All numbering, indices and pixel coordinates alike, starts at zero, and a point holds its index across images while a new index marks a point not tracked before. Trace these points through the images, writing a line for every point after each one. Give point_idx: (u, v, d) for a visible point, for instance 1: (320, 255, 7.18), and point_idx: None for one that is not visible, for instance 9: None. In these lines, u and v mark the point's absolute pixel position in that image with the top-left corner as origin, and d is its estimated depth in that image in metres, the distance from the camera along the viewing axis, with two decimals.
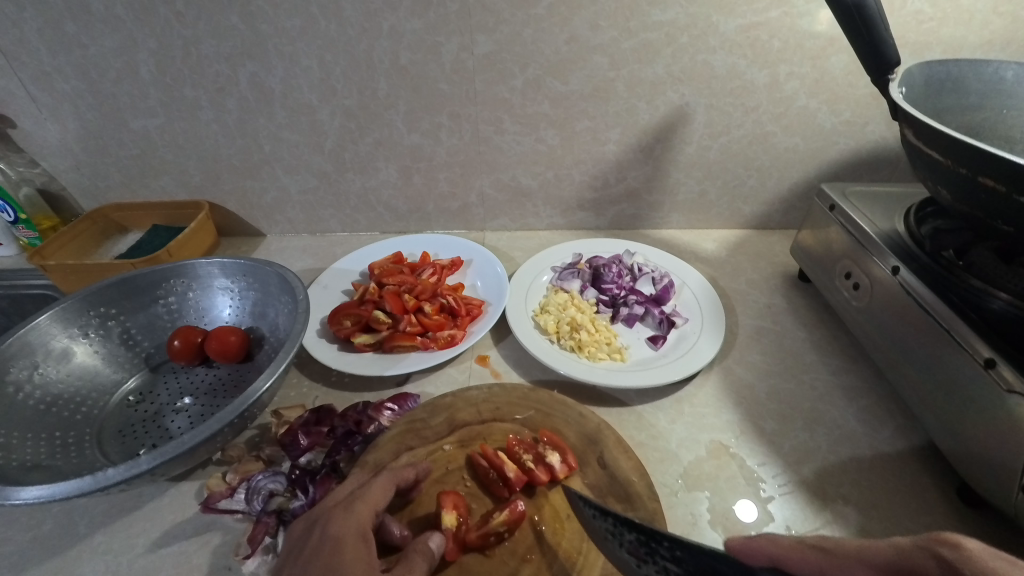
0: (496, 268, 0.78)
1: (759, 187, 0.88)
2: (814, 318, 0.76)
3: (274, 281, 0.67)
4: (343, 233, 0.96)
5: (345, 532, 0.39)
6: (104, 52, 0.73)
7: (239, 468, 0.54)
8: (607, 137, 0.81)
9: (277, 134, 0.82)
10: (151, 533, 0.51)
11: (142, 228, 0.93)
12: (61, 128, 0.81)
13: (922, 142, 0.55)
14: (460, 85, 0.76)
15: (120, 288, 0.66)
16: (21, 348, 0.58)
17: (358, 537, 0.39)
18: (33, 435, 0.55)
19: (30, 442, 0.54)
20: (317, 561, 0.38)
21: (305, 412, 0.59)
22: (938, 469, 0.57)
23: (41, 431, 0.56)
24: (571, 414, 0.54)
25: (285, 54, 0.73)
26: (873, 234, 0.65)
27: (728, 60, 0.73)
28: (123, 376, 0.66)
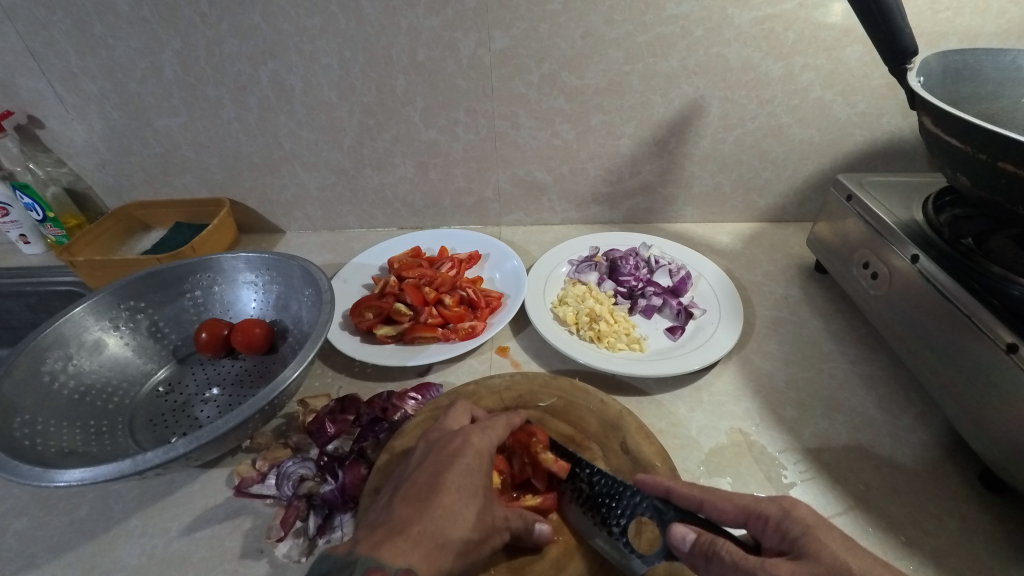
0: (513, 261, 0.79)
1: (774, 180, 0.88)
2: (831, 308, 0.76)
3: (298, 274, 0.68)
4: (360, 229, 0.97)
5: (484, 446, 0.45)
6: (130, 52, 0.75)
7: (268, 454, 0.55)
8: (621, 131, 0.82)
9: (297, 132, 0.83)
10: (184, 517, 0.52)
11: (165, 226, 0.94)
12: (87, 128, 0.83)
13: (941, 129, 0.55)
14: (476, 81, 0.77)
15: (148, 281, 0.67)
16: (57, 339, 0.59)
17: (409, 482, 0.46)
18: (69, 423, 0.57)
19: (66, 430, 0.56)
20: (452, 459, 0.43)
21: (330, 401, 0.60)
22: (959, 455, 0.57)
23: (76, 419, 0.58)
24: (592, 401, 0.55)
25: (305, 52, 0.74)
26: (891, 223, 0.65)
27: (742, 53, 0.73)
28: (152, 368, 0.68)
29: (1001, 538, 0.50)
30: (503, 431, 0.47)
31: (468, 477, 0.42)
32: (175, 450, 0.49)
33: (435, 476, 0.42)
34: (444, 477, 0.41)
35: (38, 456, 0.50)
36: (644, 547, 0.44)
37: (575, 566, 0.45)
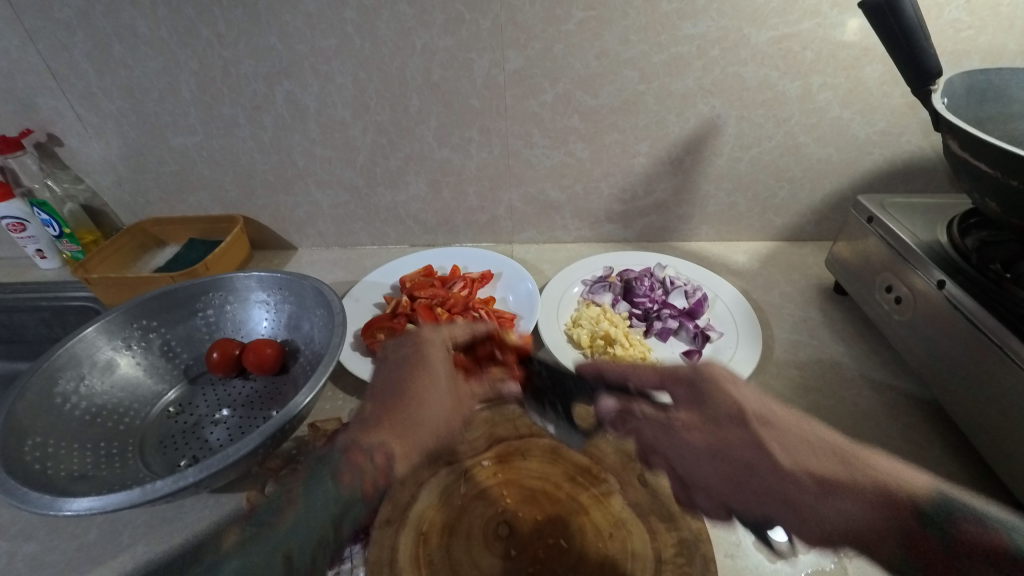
0: (526, 282, 0.78)
1: (791, 199, 0.87)
2: (852, 332, 0.74)
3: (310, 295, 0.68)
4: (372, 246, 0.97)
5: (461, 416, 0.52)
6: (147, 73, 0.76)
7: (278, 480, 0.54)
8: (636, 149, 0.81)
9: (310, 150, 0.83)
10: (192, 545, 0.52)
11: (178, 242, 0.95)
12: (105, 146, 0.84)
13: (969, 153, 0.54)
14: (490, 100, 0.77)
15: (161, 300, 0.67)
16: (69, 359, 0.59)
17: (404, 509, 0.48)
18: (79, 446, 0.56)
19: (76, 454, 0.55)
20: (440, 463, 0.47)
21: (341, 425, 0.59)
22: (991, 489, 0.55)
23: (87, 442, 0.57)
24: (609, 431, 0.53)
25: (320, 72, 0.74)
26: (914, 246, 0.63)
27: (759, 72, 0.72)
28: (163, 388, 0.67)
29: None
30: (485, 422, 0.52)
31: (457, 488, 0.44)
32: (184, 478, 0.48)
33: None
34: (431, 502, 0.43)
35: (47, 481, 0.50)
36: None
37: None
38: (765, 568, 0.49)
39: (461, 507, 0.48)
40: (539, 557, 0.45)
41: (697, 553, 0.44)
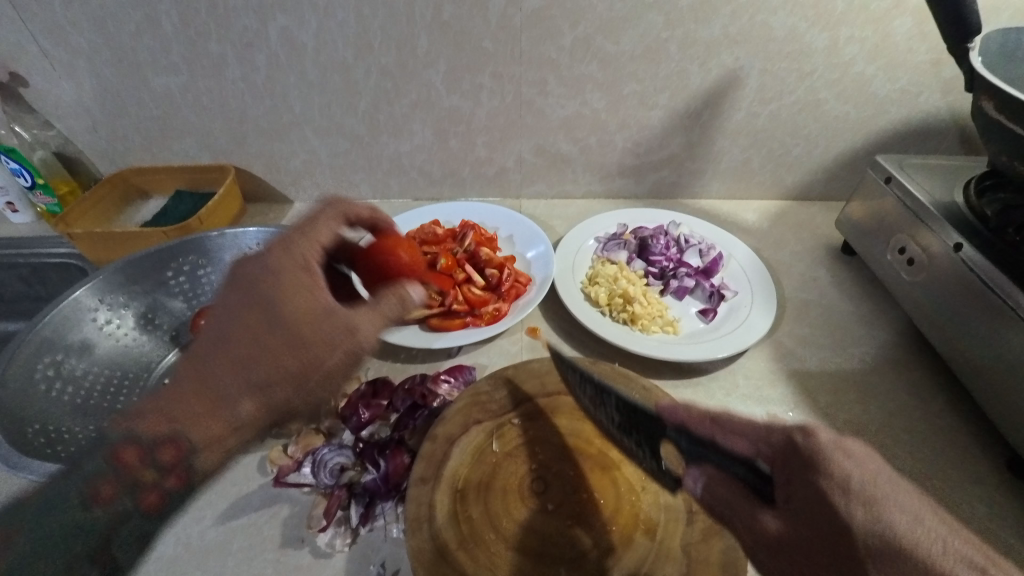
0: (540, 242, 0.76)
1: (804, 157, 0.86)
2: (860, 291, 0.76)
3: (302, 244, 0.65)
4: (373, 199, 0.93)
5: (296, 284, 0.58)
6: (123, 3, 0.68)
7: (301, 441, 0.53)
8: (654, 102, 0.78)
9: (308, 94, 0.78)
10: (218, 506, 0.51)
11: (164, 194, 0.88)
12: (76, 86, 0.76)
13: (1005, 115, 0.53)
14: (504, 43, 0.72)
15: (126, 273, 0.63)
16: (46, 342, 0.57)
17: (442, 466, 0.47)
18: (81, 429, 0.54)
19: (81, 431, 0.53)
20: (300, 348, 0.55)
21: (361, 384, 0.58)
22: (988, 440, 0.58)
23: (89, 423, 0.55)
24: (636, 387, 0.54)
25: (319, 6, 0.68)
26: (930, 206, 0.64)
27: (788, 22, 0.69)
28: (160, 355, 0.64)
29: None
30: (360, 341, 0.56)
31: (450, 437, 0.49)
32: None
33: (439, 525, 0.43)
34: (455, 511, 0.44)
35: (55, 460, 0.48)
36: (696, 536, 0.44)
37: (633, 554, 0.44)
38: None
39: (496, 464, 0.49)
40: (575, 511, 0.46)
41: None
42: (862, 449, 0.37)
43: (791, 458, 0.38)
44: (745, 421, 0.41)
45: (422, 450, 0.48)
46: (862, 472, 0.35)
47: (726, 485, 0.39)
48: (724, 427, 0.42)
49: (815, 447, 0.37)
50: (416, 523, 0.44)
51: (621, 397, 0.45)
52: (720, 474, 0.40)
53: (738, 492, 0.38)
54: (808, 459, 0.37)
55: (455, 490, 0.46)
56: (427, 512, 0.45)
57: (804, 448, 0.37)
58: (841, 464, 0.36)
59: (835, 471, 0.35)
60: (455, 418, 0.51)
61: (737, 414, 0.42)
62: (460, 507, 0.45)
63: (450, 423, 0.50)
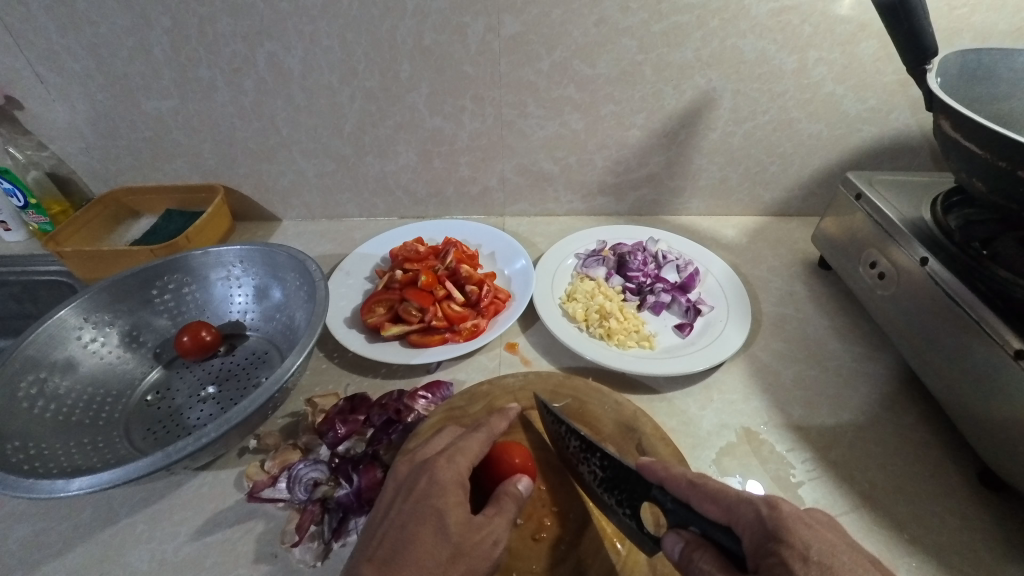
0: (520, 258, 0.77)
1: (781, 174, 0.88)
2: (835, 305, 0.77)
3: (282, 261, 0.67)
4: (361, 217, 0.95)
5: (450, 481, 0.43)
6: (115, 30, 0.70)
7: (278, 457, 0.54)
8: (631, 122, 0.80)
9: (295, 116, 0.80)
10: (193, 521, 0.51)
11: (155, 213, 0.91)
12: (70, 110, 0.79)
13: (960, 134, 0.54)
14: (484, 67, 0.74)
15: (114, 290, 0.64)
16: (35, 359, 0.57)
17: (457, 485, 0.43)
18: (64, 443, 0.54)
19: (63, 447, 0.53)
20: (420, 500, 0.42)
21: (340, 400, 0.59)
22: (960, 453, 0.59)
23: (71, 439, 0.55)
24: (608, 402, 0.56)
25: (304, 33, 0.71)
26: (898, 222, 0.65)
27: (757, 45, 0.72)
28: (143, 372, 0.65)
29: (1000, 535, 0.52)
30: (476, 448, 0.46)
31: (437, 519, 0.41)
32: (168, 457, 0.47)
33: (399, 525, 0.41)
34: (409, 520, 0.41)
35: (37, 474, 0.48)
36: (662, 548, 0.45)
37: (599, 566, 0.45)
38: None
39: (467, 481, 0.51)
40: (544, 524, 0.48)
41: None
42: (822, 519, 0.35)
43: (756, 523, 0.35)
44: (716, 486, 0.38)
45: (440, 471, 0.44)
46: (821, 543, 0.33)
47: (700, 550, 0.36)
48: (699, 492, 0.39)
49: (783, 520, 0.34)
50: (427, 540, 0.40)
51: (608, 455, 0.44)
52: (699, 539, 0.37)
53: (714, 562, 0.35)
54: (770, 530, 0.34)
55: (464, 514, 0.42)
56: (438, 531, 0.40)
57: (767, 518, 0.34)
58: (801, 534, 0.33)
59: (794, 542, 0.33)
60: (473, 443, 0.47)
61: (715, 479, 0.39)
62: (467, 525, 0.41)
63: (471, 449, 0.46)
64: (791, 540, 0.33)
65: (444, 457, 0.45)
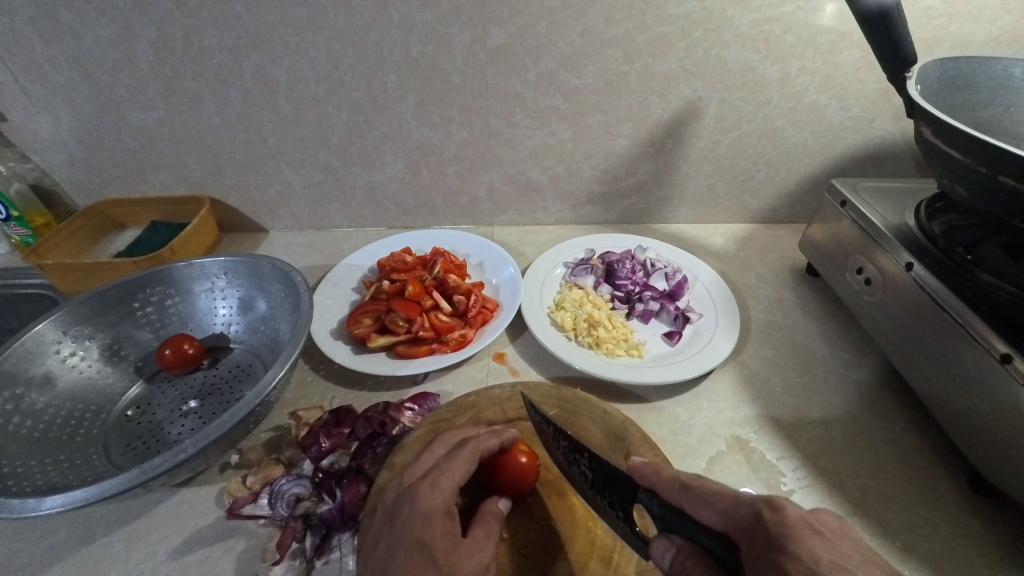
0: (509, 267, 0.77)
1: (767, 182, 0.88)
2: (823, 312, 0.77)
3: (267, 272, 0.66)
4: (349, 228, 0.94)
5: (435, 510, 0.42)
6: (100, 42, 0.70)
7: (260, 471, 0.53)
8: (618, 131, 0.81)
9: (282, 128, 0.80)
10: (172, 540, 0.50)
11: (140, 225, 0.90)
12: (54, 121, 0.78)
13: (941, 140, 0.55)
14: (471, 77, 0.74)
15: (95, 303, 0.63)
16: (11, 373, 0.55)
17: (443, 514, 0.43)
18: (40, 460, 0.53)
19: (38, 465, 0.52)
20: (406, 530, 0.42)
21: (324, 413, 0.58)
22: (951, 458, 0.58)
23: (47, 455, 0.53)
24: (596, 412, 0.55)
25: (291, 45, 0.71)
26: (883, 228, 0.65)
27: (741, 55, 0.72)
28: (123, 388, 0.64)
29: (992, 541, 0.51)
30: (461, 473, 0.45)
31: (422, 554, 0.40)
32: (143, 474, 0.46)
33: (386, 557, 0.40)
34: (396, 555, 0.40)
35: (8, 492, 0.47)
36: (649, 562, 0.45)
37: None
38: None
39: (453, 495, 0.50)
40: (529, 538, 0.47)
41: None
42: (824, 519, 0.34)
43: (757, 528, 0.34)
44: (710, 489, 0.37)
45: (423, 499, 0.43)
46: (831, 554, 0.31)
47: (692, 559, 0.35)
48: (692, 496, 0.38)
49: (786, 524, 0.33)
50: (418, 573, 0.39)
51: (598, 457, 0.43)
52: (690, 546, 0.35)
53: (705, 569, 0.34)
54: (773, 537, 0.32)
55: (452, 541, 0.42)
56: (427, 563, 0.40)
57: (770, 523, 0.33)
58: (806, 542, 0.32)
59: (799, 551, 0.32)
60: (459, 465, 0.45)
61: (711, 481, 0.38)
62: (455, 554, 0.41)
63: (456, 471, 0.45)
64: (794, 547, 0.32)
65: (427, 483, 0.44)
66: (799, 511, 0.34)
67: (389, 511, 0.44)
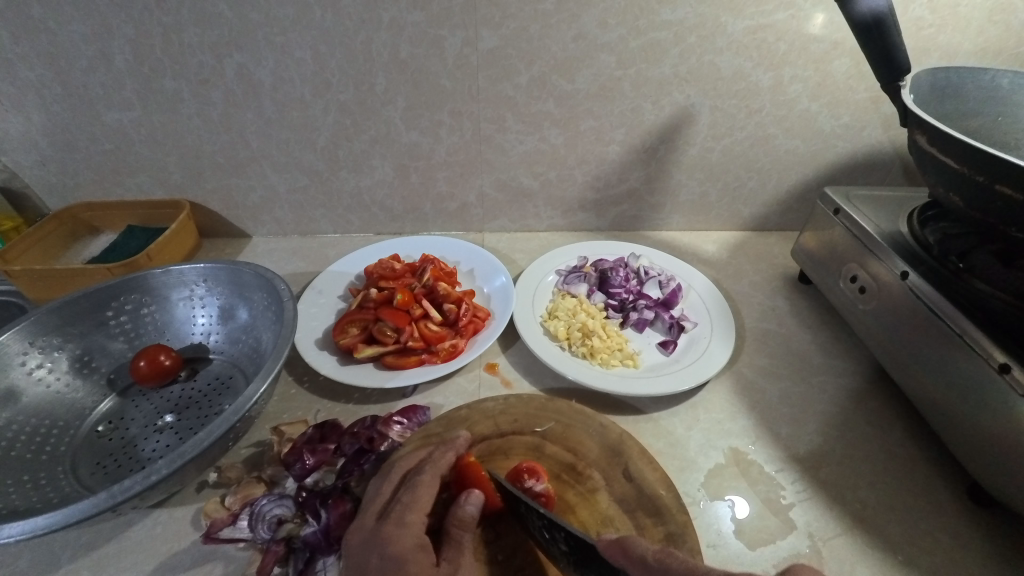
0: (500, 274, 0.75)
1: (759, 190, 0.88)
2: (817, 320, 0.77)
3: (248, 279, 0.64)
4: (335, 234, 0.92)
5: (404, 549, 0.40)
6: (74, 39, 0.67)
7: (240, 491, 0.50)
8: (610, 137, 0.80)
9: (265, 130, 0.77)
10: (145, 566, 0.47)
11: (116, 230, 0.86)
12: (25, 121, 0.75)
13: (937, 148, 0.55)
14: (462, 81, 0.73)
15: (64, 312, 0.59)
16: None
17: (415, 549, 0.40)
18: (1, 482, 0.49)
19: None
20: None
21: (308, 428, 0.55)
22: (949, 469, 0.58)
23: (9, 476, 0.50)
24: (592, 426, 0.54)
25: (276, 45, 0.68)
26: (877, 236, 0.65)
27: (734, 62, 0.72)
28: (93, 403, 0.60)
29: (994, 554, 0.51)
30: (423, 504, 0.43)
31: None
32: (112, 497, 0.43)
33: None
34: None
35: None
36: None
37: None
38: (744, 556, 0.49)
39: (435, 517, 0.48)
40: (527, 560, 0.46)
41: (684, 545, 0.45)
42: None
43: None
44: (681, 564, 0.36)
45: (392, 543, 0.40)
46: None
47: None
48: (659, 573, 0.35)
49: None
50: None
51: (571, 535, 0.39)
52: None
53: None
54: None
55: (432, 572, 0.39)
56: None
57: None
58: None
59: None
60: (422, 495, 0.44)
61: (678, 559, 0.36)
62: None
63: (420, 503, 0.43)
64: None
65: (392, 522, 0.42)
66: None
67: (353, 561, 0.40)
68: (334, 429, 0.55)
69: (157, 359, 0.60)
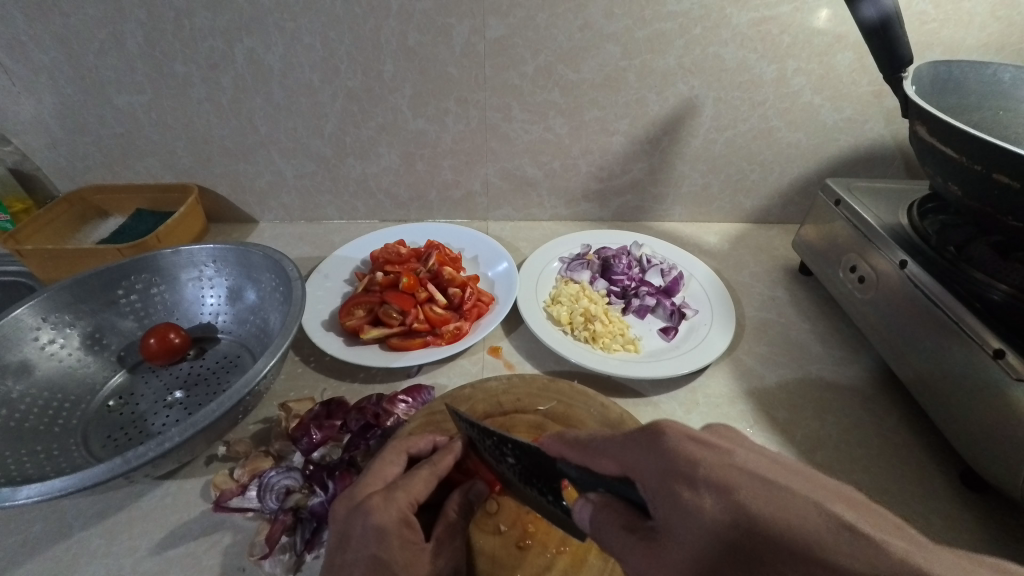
0: (503, 261, 0.76)
1: (761, 182, 0.89)
2: (816, 310, 0.78)
3: (257, 260, 0.65)
4: (341, 221, 0.93)
5: (390, 524, 0.40)
6: (86, 21, 0.68)
7: (248, 464, 0.51)
8: (615, 127, 0.81)
9: (274, 115, 0.78)
10: (155, 534, 0.48)
11: (125, 213, 0.87)
12: (36, 103, 0.76)
13: (936, 139, 0.56)
14: (469, 69, 0.74)
15: (77, 290, 0.60)
16: None
17: (401, 524, 0.41)
18: (14, 452, 0.50)
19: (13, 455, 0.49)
20: (358, 553, 0.38)
21: (314, 405, 0.56)
22: (943, 455, 0.59)
23: (23, 446, 0.51)
24: (593, 405, 0.55)
25: (286, 30, 0.69)
26: (877, 226, 0.66)
27: (738, 54, 0.73)
28: (103, 378, 0.61)
29: (985, 537, 0.52)
30: (420, 488, 0.43)
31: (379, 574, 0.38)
32: (126, 463, 0.44)
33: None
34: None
35: None
36: None
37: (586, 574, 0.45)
38: None
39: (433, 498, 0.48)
40: (529, 531, 0.47)
41: None
42: (708, 434, 0.32)
43: (644, 453, 0.32)
44: (603, 439, 0.37)
45: (377, 513, 0.40)
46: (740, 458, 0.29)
47: (606, 510, 0.34)
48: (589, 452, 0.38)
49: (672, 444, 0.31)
50: None
51: (516, 443, 0.42)
52: (603, 497, 0.35)
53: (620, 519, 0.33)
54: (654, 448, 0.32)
55: (414, 552, 0.40)
56: None
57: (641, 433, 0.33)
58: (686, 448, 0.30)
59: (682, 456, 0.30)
60: (418, 480, 0.43)
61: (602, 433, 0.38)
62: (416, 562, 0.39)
63: (414, 486, 0.43)
64: (677, 464, 0.30)
65: (381, 496, 0.42)
66: (680, 427, 0.32)
67: (339, 531, 0.40)
68: (353, 411, 0.55)
69: (170, 336, 0.62)
